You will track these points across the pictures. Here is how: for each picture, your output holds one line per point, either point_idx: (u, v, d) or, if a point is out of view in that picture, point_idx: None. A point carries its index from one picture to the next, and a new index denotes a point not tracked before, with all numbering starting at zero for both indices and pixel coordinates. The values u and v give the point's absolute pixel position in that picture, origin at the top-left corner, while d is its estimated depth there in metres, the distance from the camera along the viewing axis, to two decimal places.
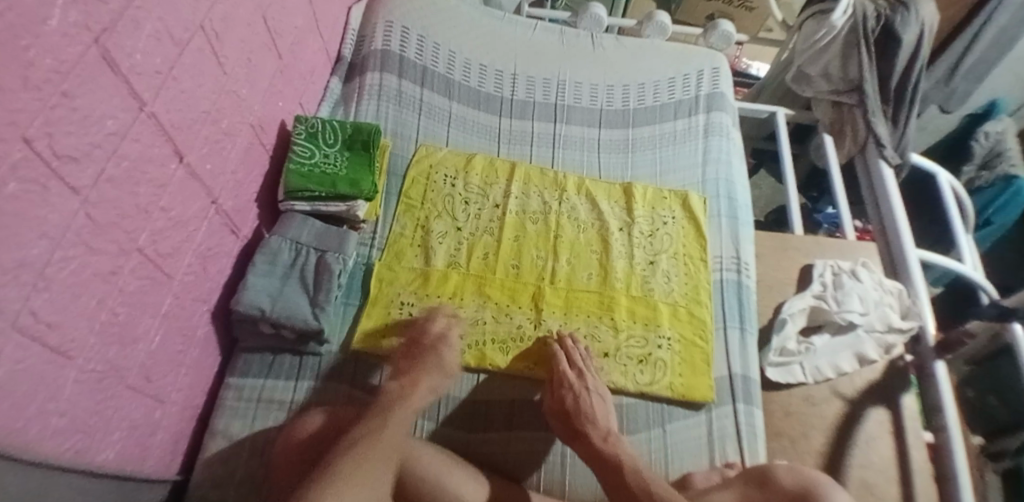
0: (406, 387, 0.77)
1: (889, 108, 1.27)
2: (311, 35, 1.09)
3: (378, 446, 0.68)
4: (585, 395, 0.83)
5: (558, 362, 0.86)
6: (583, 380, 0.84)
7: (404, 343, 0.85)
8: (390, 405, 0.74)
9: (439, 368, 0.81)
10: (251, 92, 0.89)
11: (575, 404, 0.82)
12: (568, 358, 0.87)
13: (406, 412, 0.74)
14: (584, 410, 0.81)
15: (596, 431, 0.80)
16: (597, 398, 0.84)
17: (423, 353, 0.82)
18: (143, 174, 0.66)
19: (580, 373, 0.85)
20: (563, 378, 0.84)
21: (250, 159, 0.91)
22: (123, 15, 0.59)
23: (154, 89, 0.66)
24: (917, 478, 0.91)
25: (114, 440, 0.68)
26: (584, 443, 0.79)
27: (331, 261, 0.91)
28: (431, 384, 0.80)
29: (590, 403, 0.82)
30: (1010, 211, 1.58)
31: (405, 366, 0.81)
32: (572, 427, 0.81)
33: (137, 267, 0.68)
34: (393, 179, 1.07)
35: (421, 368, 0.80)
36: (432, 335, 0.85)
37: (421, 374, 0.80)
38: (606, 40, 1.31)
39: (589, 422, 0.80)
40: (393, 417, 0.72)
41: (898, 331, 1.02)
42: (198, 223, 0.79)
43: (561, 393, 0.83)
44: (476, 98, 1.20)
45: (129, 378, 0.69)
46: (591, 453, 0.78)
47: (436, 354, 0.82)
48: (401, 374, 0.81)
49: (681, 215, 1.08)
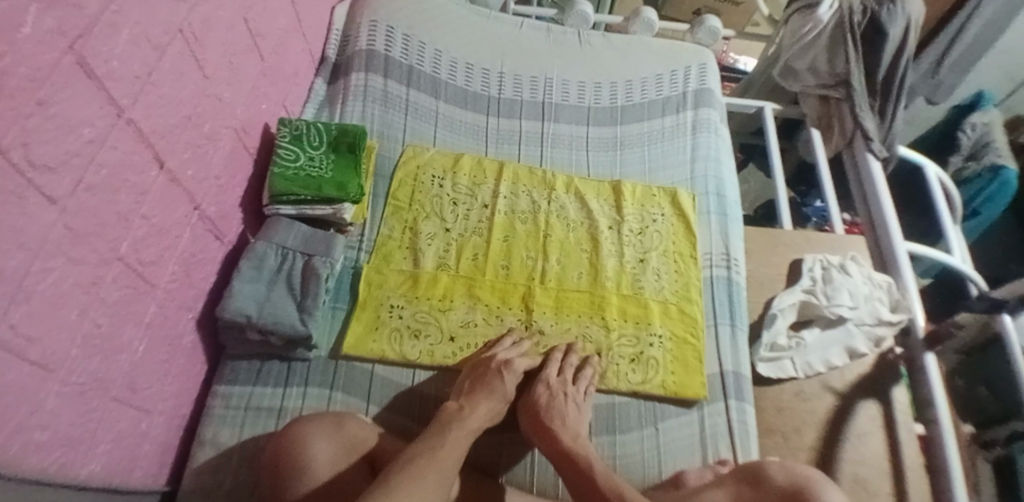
0: (467, 407, 0.78)
1: (876, 102, 1.26)
2: (295, 36, 1.08)
3: (436, 460, 0.66)
4: (561, 396, 0.83)
5: (548, 366, 0.87)
6: (562, 380, 0.85)
7: (472, 365, 0.86)
8: (447, 424, 0.74)
9: (502, 394, 0.81)
10: (234, 96, 0.88)
11: (547, 401, 0.82)
12: (559, 370, 0.87)
13: (463, 431, 0.73)
14: (554, 408, 0.82)
15: (563, 431, 0.79)
16: (567, 403, 0.83)
17: (487, 376, 0.82)
18: (123, 181, 0.65)
19: (563, 377, 0.85)
20: (545, 376, 0.85)
21: (234, 163, 0.90)
22: (99, 20, 0.58)
23: (132, 95, 0.65)
24: (908, 471, 0.91)
25: (100, 453, 0.67)
26: (550, 440, 0.79)
27: (318, 265, 0.90)
28: (491, 407, 0.79)
29: (563, 404, 0.83)
30: (997, 202, 1.59)
31: (466, 388, 0.82)
32: (540, 424, 0.80)
33: (119, 276, 0.66)
34: (380, 181, 1.06)
35: (485, 393, 0.80)
36: (497, 358, 0.85)
37: (485, 397, 0.80)
38: (594, 37, 1.31)
39: (555, 422, 0.80)
40: (451, 436, 0.72)
41: (888, 323, 1.02)
42: (181, 230, 0.78)
43: (536, 390, 0.84)
44: (463, 98, 1.19)
45: (113, 389, 0.68)
46: (557, 450, 0.77)
47: (500, 377, 0.82)
48: (463, 394, 0.82)
49: (671, 212, 1.08)
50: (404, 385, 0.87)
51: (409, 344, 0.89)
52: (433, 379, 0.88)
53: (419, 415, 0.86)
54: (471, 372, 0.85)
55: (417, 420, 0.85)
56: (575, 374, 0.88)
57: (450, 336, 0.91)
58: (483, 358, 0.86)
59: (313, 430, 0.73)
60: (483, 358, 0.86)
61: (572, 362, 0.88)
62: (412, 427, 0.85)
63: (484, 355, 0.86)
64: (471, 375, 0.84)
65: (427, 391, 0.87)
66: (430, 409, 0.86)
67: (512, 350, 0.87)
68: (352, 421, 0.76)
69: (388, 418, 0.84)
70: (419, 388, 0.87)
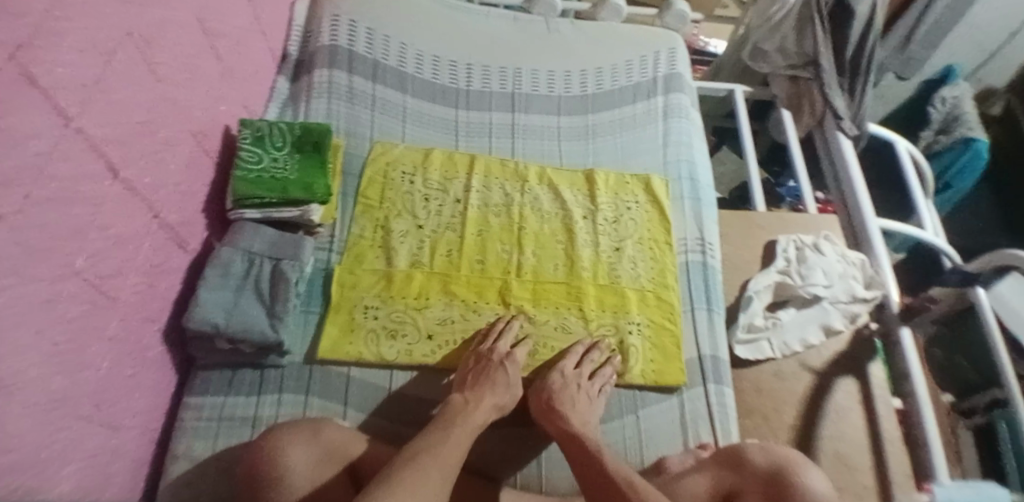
0: (472, 401, 0.78)
1: (845, 80, 1.27)
2: (253, 34, 1.05)
3: (436, 458, 0.66)
4: (575, 386, 0.83)
5: (567, 357, 0.87)
6: (578, 372, 0.85)
7: (473, 355, 0.85)
8: (453, 419, 0.74)
9: (505, 385, 0.82)
10: (191, 99, 0.85)
11: (560, 386, 0.83)
12: (577, 364, 0.87)
13: (467, 428, 0.73)
14: (564, 397, 0.81)
15: (573, 414, 0.80)
16: (581, 394, 0.83)
17: (489, 369, 0.82)
18: (76, 193, 0.62)
19: (577, 370, 0.85)
20: (562, 366, 0.86)
21: (194, 168, 0.87)
22: (41, 28, 0.55)
23: (81, 103, 0.62)
24: (888, 445, 0.92)
25: (69, 473, 0.65)
26: (559, 422, 0.79)
27: (287, 269, 0.88)
28: (497, 402, 0.79)
29: (575, 392, 0.82)
30: (969, 175, 1.60)
31: (470, 382, 0.82)
32: (548, 406, 0.81)
33: (77, 292, 0.64)
34: (349, 179, 1.04)
35: (490, 387, 0.80)
36: (497, 350, 0.85)
37: (490, 392, 0.79)
38: (562, 25, 1.29)
39: (565, 406, 0.80)
40: (455, 433, 0.71)
41: (863, 300, 1.03)
42: (141, 240, 0.75)
43: (550, 377, 0.85)
44: (431, 91, 1.17)
45: (79, 407, 0.66)
46: (562, 431, 0.77)
47: (503, 369, 0.82)
48: (466, 387, 0.81)
49: (645, 199, 1.07)
50: (383, 387, 0.86)
51: (386, 344, 0.88)
52: (410, 378, 0.87)
53: (405, 417, 0.84)
54: (469, 366, 0.84)
55: (393, 421, 0.84)
56: (594, 369, 0.87)
57: (428, 334, 0.90)
58: (483, 351, 0.85)
59: (288, 437, 0.71)
60: (482, 352, 0.85)
61: (592, 358, 0.88)
62: (398, 430, 0.83)
63: (483, 348, 0.86)
64: (472, 366, 0.84)
65: (404, 390, 0.86)
66: (416, 410, 0.85)
67: (508, 338, 0.87)
68: (328, 428, 0.74)
69: (367, 421, 0.83)
70: (402, 390, 0.86)
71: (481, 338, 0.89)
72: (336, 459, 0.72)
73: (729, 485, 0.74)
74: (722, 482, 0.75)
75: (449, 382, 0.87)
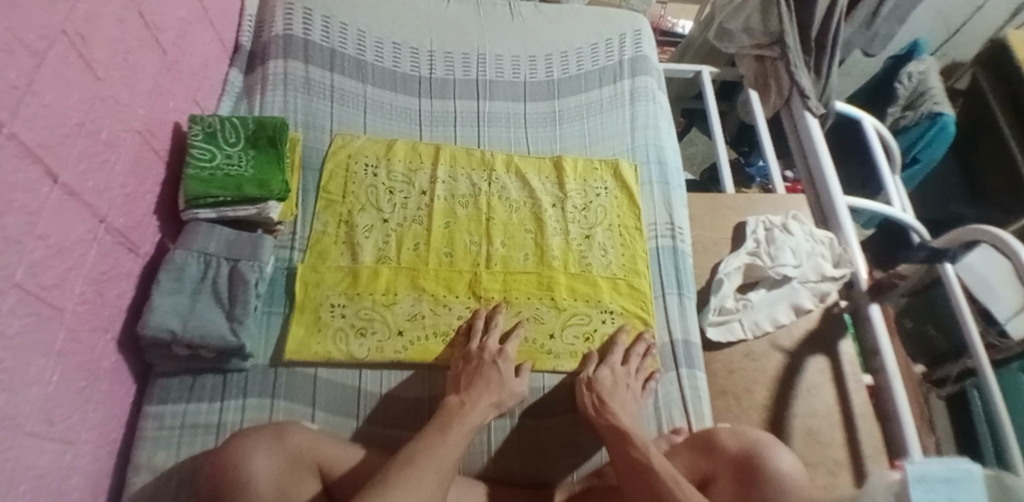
0: (467, 403, 0.75)
1: (811, 59, 1.24)
2: (199, 25, 1.01)
3: (436, 459, 0.64)
4: (623, 384, 0.83)
5: (614, 352, 0.87)
6: (627, 369, 0.85)
7: (461, 357, 0.83)
8: (450, 420, 0.71)
9: (500, 384, 0.80)
10: (134, 96, 0.81)
11: (611, 383, 0.82)
12: (624, 359, 0.87)
13: (463, 428, 0.71)
14: (617, 392, 0.81)
15: (621, 411, 0.78)
16: (629, 393, 0.83)
17: (482, 369, 0.80)
18: (9, 201, 0.58)
19: (627, 370, 0.85)
20: (611, 362, 0.85)
21: (141, 169, 0.83)
22: None
23: (12, 107, 0.58)
24: (859, 421, 0.94)
25: (22, 492, 0.61)
26: (608, 417, 0.77)
27: (245, 270, 0.85)
28: (490, 398, 0.77)
29: (622, 394, 0.81)
30: (937, 148, 1.60)
31: (463, 383, 0.79)
32: (598, 401, 0.79)
33: (18, 305, 0.60)
34: (309, 174, 1.01)
35: (484, 386, 0.78)
36: (487, 348, 0.83)
37: (484, 392, 0.77)
38: (525, 9, 1.27)
39: (615, 403, 0.79)
40: (452, 433, 0.69)
41: (831, 278, 1.04)
42: (86, 247, 0.71)
43: (601, 371, 0.83)
44: (392, 80, 1.14)
45: (28, 424, 0.62)
46: (609, 425, 0.76)
47: (495, 367, 0.81)
48: (457, 390, 0.78)
49: (614, 185, 1.06)
50: (352, 386, 0.84)
51: (356, 342, 0.86)
52: (379, 376, 0.85)
53: (371, 413, 0.83)
54: (459, 369, 0.82)
55: (373, 422, 0.82)
56: (640, 362, 0.88)
57: (398, 330, 0.88)
58: (472, 351, 0.83)
59: (252, 444, 0.68)
60: (469, 352, 0.83)
61: (638, 351, 0.88)
62: (364, 425, 0.82)
63: (472, 347, 0.84)
64: (462, 368, 0.82)
65: (365, 385, 0.85)
66: (413, 409, 0.84)
67: (496, 334, 0.85)
68: (295, 432, 0.71)
69: (334, 422, 0.81)
70: (392, 392, 0.84)
71: (467, 336, 0.87)
72: (303, 465, 0.69)
73: (705, 468, 0.74)
74: (696, 467, 0.75)
75: (439, 376, 0.86)
